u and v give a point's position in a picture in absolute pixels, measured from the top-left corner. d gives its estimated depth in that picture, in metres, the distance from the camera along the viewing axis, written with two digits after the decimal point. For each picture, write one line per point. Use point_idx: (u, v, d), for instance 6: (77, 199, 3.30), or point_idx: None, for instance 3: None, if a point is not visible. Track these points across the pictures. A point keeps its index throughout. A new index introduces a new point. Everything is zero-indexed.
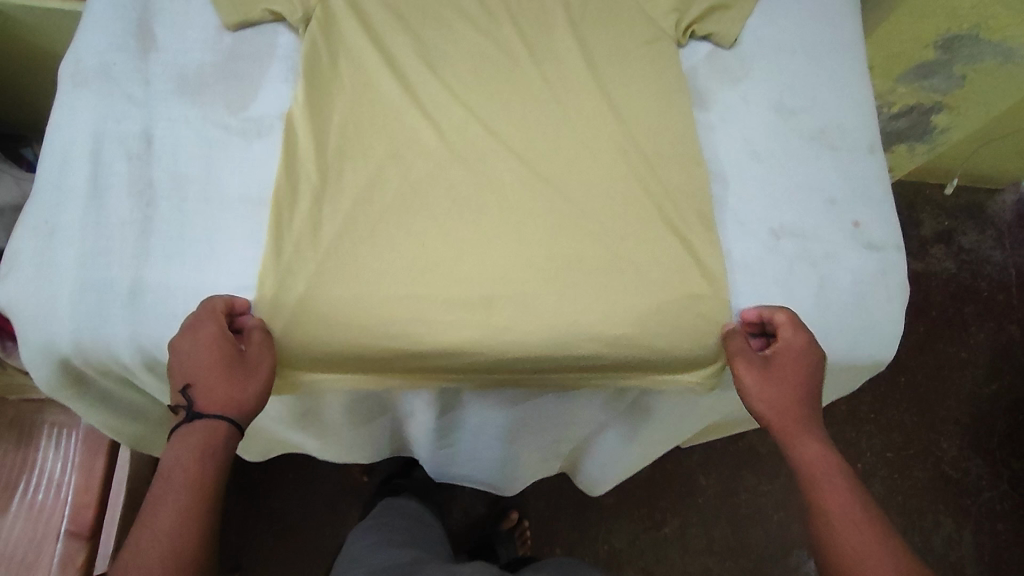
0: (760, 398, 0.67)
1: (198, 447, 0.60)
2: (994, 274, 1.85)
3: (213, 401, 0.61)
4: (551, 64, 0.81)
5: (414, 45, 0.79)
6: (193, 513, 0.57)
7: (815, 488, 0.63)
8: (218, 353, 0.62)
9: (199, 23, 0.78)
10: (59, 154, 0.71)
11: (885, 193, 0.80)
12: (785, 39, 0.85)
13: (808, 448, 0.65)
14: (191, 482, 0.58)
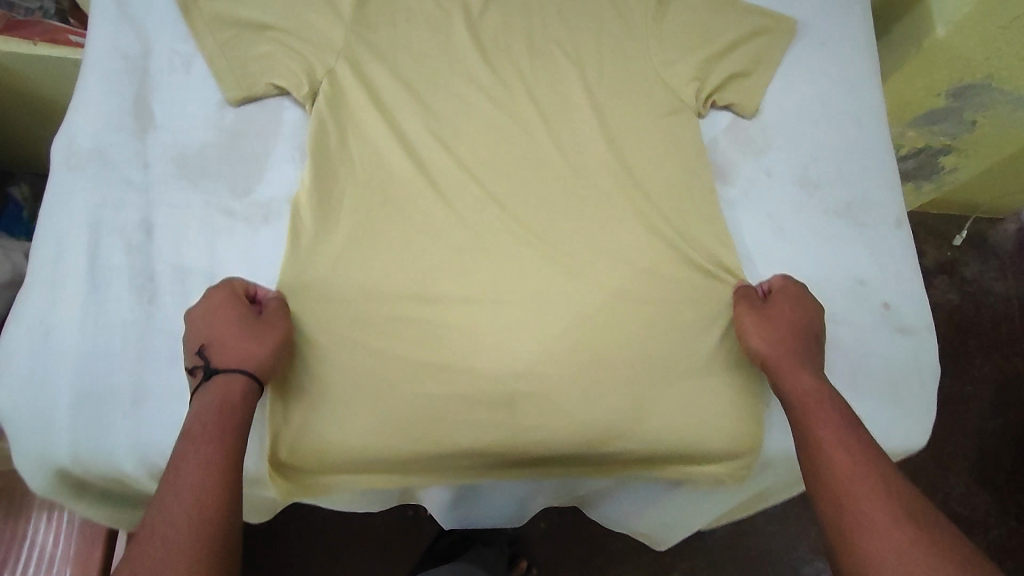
0: (757, 336, 0.70)
1: (219, 398, 0.59)
2: (998, 305, 1.75)
3: (230, 357, 0.62)
4: (569, 137, 0.79)
5: (427, 122, 0.77)
6: (223, 458, 0.56)
7: (807, 417, 0.64)
8: (235, 312, 0.64)
9: (200, 99, 0.74)
10: (52, 245, 0.67)
11: (914, 271, 0.78)
12: (808, 106, 0.83)
13: (805, 386, 0.66)
14: (218, 431, 0.57)
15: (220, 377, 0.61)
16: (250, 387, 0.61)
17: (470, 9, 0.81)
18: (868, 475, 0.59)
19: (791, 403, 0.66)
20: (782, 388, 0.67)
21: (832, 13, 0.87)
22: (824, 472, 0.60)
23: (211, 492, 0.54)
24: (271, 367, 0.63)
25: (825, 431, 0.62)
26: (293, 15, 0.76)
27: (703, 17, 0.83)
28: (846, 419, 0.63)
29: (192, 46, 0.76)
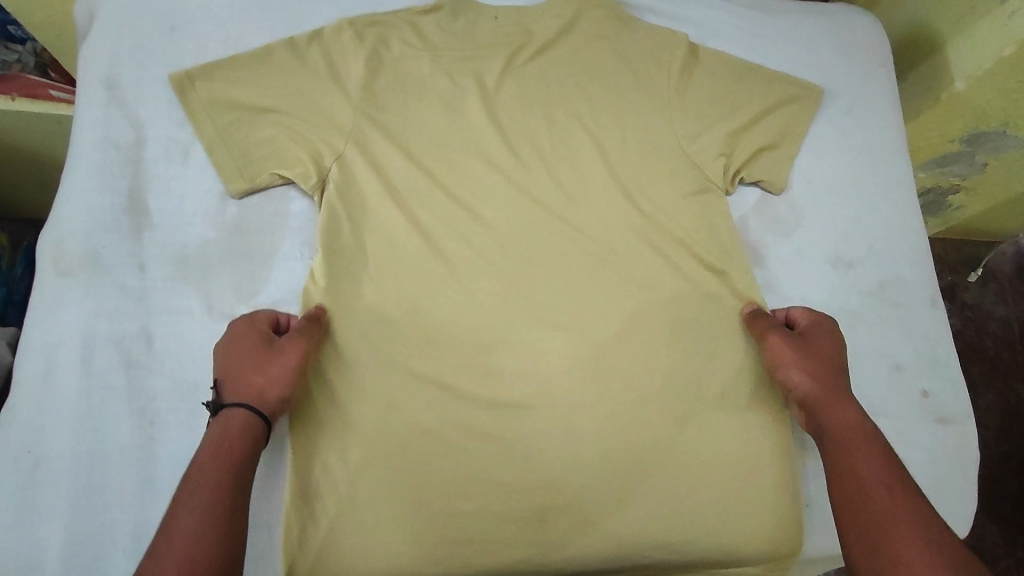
0: (796, 367, 0.67)
1: (221, 437, 0.57)
2: (1000, 331, 1.54)
3: (239, 394, 0.59)
4: (592, 219, 0.75)
5: (442, 208, 0.73)
6: (223, 504, 0.53)
7: (845, 455, 0.61)
8: (248, 344, 0.62)
9: (200, 192, 0.69)
10: (38, 362, 0.61)
11: (951, 355, 0.75)
12: (836, 179, 0.80)
13: (848, 424, 0.63)
14: (220, 472, 0.54)
15: (230, 413, 0.58)
16: (258, 425, 0.58)
17: (486, 84, 0.77)
18: (903, 510, 0.55)
19: (831, 439, 0.63)
20: (822, 423, 0.64)
21: (857, 81, 0.84)
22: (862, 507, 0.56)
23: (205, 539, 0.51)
24: (281, 402, 0.60)
25: (864, 464, 0.59)
26: (298, 97, 0.72)
27: (727, 88, 0.79)
28: (884, 456, 0.60)
29: (190, 133, 0.71)
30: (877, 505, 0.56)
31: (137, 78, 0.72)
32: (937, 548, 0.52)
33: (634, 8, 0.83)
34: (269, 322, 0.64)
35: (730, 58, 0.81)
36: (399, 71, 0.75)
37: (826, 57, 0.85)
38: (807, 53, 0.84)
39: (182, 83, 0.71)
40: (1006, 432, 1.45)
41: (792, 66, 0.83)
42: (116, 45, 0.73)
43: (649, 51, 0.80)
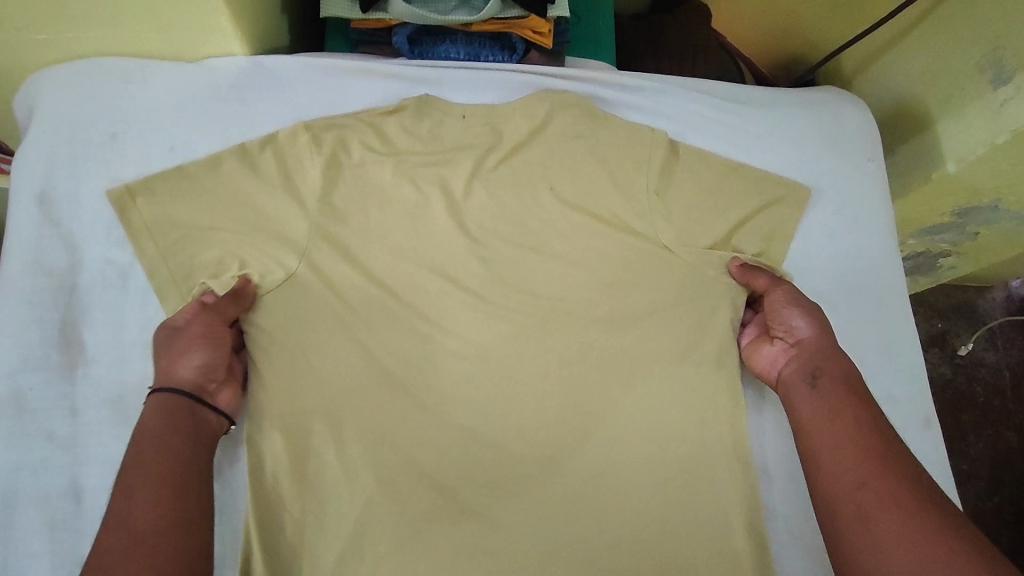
0: (801, 312, 0.67)
1: (162, 413, 0.57)
2: (990, 379, 1.43)
3: (159, 381, 0.59)
4: (564, 333, 0.70)
5: (404, 328, 0.68)
6: (153, 472, 0.53)
7: (837, 399, 0.61)
8: (163, 334, 0.61)
9: (139, 320, 0.64)
10: None
11: (948, 482, 0.71)
12: (823, 287, 0.76)
13: (841, 373, 0.63)
14: (162, 447, 0.54)
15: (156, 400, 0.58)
16: (179, 398, 0.58)
17: (452, 189, 0.72)
18: (892, 462, 0.55)
19: (829, 380, 0.63)
20: (823, 363, 0.64)
21: (848, 178, 0.80)
22: (841, 464, 0.57)
23: (154, 511, 0.51)
24: (198, 375, 0.60)
25: (855, 411, 0.60)
26: (250, 213, 0.67)
27: (708, 189, 0.75)
28: (870, 405, 0.60)
29: (130, 253, 0.66)
30: (866, 452, 0.56)
31: (74, 192, 0.67)
32: (925, 497, 0.52)
33: (612, 102, 0.79)
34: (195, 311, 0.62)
35: (711, 157, 0.77)
36: (358, 179, 0.71)
37: (815, 152, 0.80)
38: (795, 147, 0.80)
39: (122, 199, 0.66)
40: (997, 483, 1.36)
41: (777, 162, 0.79)
42: (51, 156, 0.68)
43: (627, 150, 0.75)
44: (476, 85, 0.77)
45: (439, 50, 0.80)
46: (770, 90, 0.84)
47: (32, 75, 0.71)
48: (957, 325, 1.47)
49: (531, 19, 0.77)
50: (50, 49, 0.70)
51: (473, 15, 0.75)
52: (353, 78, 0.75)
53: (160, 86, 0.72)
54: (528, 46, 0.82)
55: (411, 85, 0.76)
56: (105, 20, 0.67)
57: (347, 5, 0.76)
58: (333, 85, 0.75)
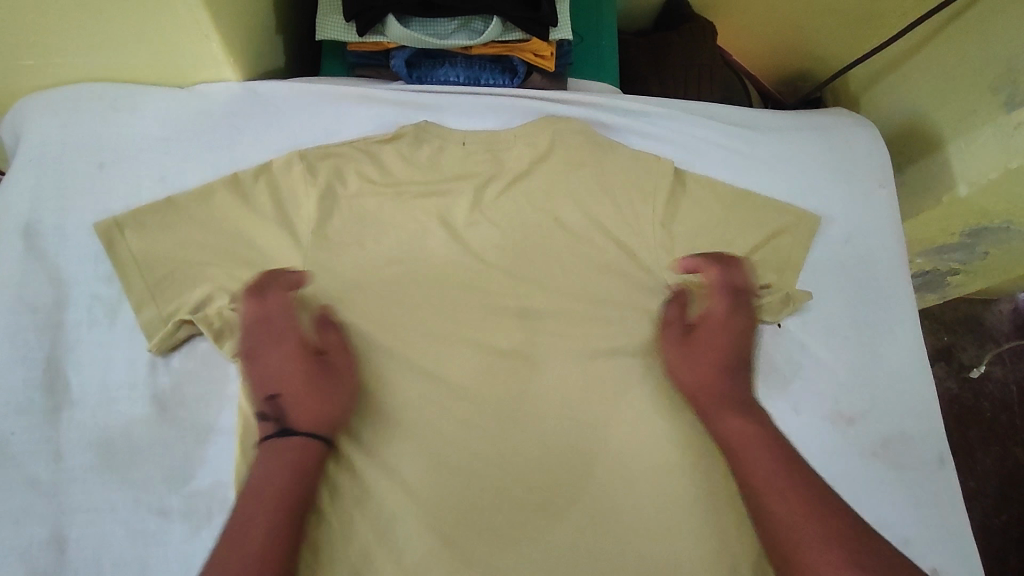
0: (680, 371, 0.67)
1: (299, 456, 0.56)
2: (998, 394, 1.40)
3: (301, 415, 0.58)
4: (565, 369, 0.68)
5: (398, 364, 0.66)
6: (286, 517, 0.53)
7: (734, 462, 0.60)
8: (309, 360, 0.61)
9: (126, 360, 0.62)
10: None
11: (965, 524, 0.68)
12: (834, 319, 0.73)
13: (734, 428, 0.61)
14: (282, 490, 0.54)
15: (284, 439, 0.57)
16: (316, 445, 0.57)
17: (450, 222, 0.71)
18: (803, 525, 0.53)
19: (724, 442, 0.62)
20: (716, 424, 0.63)
21: (859, 206, 0.77)
22: (767, 526, 0.55)
23: (274, 557, 0.50)
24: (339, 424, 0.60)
25: (757, 471, 0.58)
26: (243, 247, 0.65)
27: (714, 218, 0.73)
28: (773, 454, 0.59)
29: (118, 289, 0.64)
30: (778, 518, 0.55)
31: (60, 225, 0.65)
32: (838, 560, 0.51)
33: (613, 129, 0.77)
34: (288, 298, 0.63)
35: (717, 184, 0.75)
36: (354, 210, 0.69)
37: (824, 178, 0.78)
38: (804, 174, 0.78)
39: (110, 233, 0.64)
40: (1004, 502, 1.33)
41: (785, 190, 0.77)
42: (37, 187, 0.66)
43: (631, 178, 0.73)
44: (476, 112, 0.75)
45: (438, 73, 0.78)
46: (779, 113, 0.82)
47: (18, 101, 0.69)
48: (963, 339, 1.44)
49: (533, 42, 0.75)
50: (37, 74, 0.68)
51: (471, 40, 0.73)
52: (349, 105, 0.73)
53: (150, 114, 0.69)
54: (529, 69, 0.79)
55: (408, 112, 0.74)
56: (94, 47, 0.65)
57: (343, 28, 0.74)
58: (327, 112, 0.73)
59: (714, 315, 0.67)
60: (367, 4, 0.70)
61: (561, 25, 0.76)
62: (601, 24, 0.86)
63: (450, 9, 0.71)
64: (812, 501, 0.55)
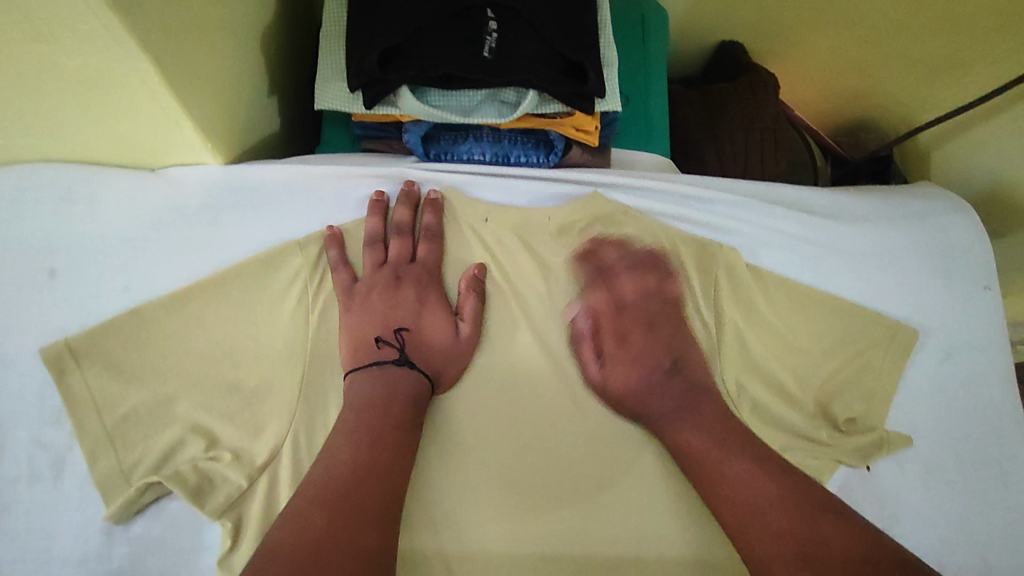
0: (610, 397, 0.57)
1: (411, 393, 0.52)
2: None
3: (419, 355, 0.55)
4: (624, 523, 0.53)
5: (415, 527, 0.52)
6: (389, 441, 0.49)
7: (690, 473, 0.53)
8: (432, 301, 0.57)
9: (74, 528, 0.50)
10: None
11: None
12: (939, 456, 0.61)
13: (682, 440, 0.53)
14: (405, 419, 0.51)
15: (397, 367, 0.54)
16: (425, 391, 0.53)
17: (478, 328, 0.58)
18: (771, 494, 0.48)
19: (675, 457, 0.54)
20: (664, 440, 0.55)
21: (961, 316, 0.64)
22: (735, 515, 0.49)
23: (388, 482, 0.48)
24: (448, 380, 0.56)
25: (720, 471, 0.51)
26: (230, 369, 0.54)
27: (792, 332, 0.61)
28: (730, 450, 0.51)
29: (68, 432, 0.52)
30: (743, 495, 0.49)
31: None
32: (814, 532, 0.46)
33: (664, 218, 0.63)
34: (430, 234, 0.59)
35: (797, 287, 0.62)
36: None
37: (925, 280, 0.65)
38: (898, 275, 0.64)
39: (60, 361, 0.52)
40: None
41: (876, 296, 0.64)
42: None
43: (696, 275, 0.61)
44: (505, 196, 0.62)
45: (459, 148, 0.65)
46: (866, 197, 0.68)
47: None
48: None
49: (576, 115, 0.63)
50: None
51: (504, 115, 0.61)
52: (353, 193, 0.61)
53: (113, 207, 0.57)
54: (568, 142, 0.67)
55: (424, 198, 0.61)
56: (41, 132, 0.54)
57: (347, 99, 0.62)
58: (327, 200, 0.60)
59: (614, 346, 0.59)
60: (376, 76, 0.57)
61: (608, 95, 0.63)
62: (648, 83, 0.74)
63: (479, 80, 0.59)
64: (758, 477, 0.50)
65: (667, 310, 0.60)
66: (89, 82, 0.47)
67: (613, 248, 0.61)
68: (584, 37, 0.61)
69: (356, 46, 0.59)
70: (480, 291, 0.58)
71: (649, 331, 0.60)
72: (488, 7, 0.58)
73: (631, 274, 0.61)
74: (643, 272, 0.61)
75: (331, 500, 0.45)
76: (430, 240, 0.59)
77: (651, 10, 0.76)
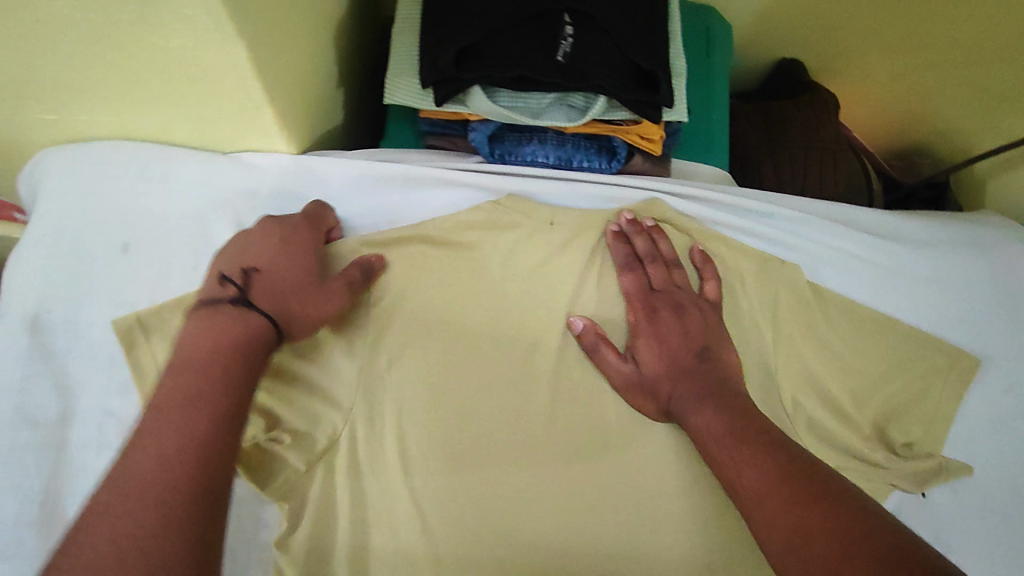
0: (634, 386, 0.55)
1: (250, 339, 0.45)
2: None
3: (267, 298, 0.48)
4: (665, 531, 0.55)
5: (468, 515, 0.54)
6: (202, 400, 0.40)
7: (713, 463, 0.50)
8: (305, 258, 0.52)
9: None
10: None
11: None
12: (998, 487, 0.60)
13: (705, 425, 0.51)
14: (225, 366, 0.43)
15: (234, 307, 0.47)
16: (265, 327, 0.47)
17: (536, 329, 0.59)
18: (790, 483, 0.44)
19: (699, 446, 0.51)
20: (689, 427, 0.52)
21: None
22: (753, 507, 0.45)
23: (205, 451, 0.38)
24: (302, 316, 0.50)
25: (743, 459, 0.48)
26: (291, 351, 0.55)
27: (847, 352, 0.61)
28: (756, 440, 0.48)
29: (135, 403, 0.53)
30: (761, 484, 0.45)
31: (71, 317, 0.55)
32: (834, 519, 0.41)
33: (715, 224, 0.63)
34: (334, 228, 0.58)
35: (854, 308, 0.62)
36: (423, 311, 0.58)
37: (988, 308, 0.64)
38: (960, 303, 0.63)
39: (132, 335, 0.54)
40: None
41: (938, 320, 0.63)
42: (50, 273, 0.56)
43: (758, 290, 0.61)
44: (569, 199, 0.62)
45: (524, 150, 0.66)
46: (932, 221, 0.67)
47: (38, 156, 0.61)
48: None
49: (642, 124, 0.63)
50: (61, 129, 0.59)
51: (572, 119, 0.62)
52: (418, 188, 0.61)
53: (187, 187, 0.59)
54: (631, 149, 0.67)
55: (488, 198, 0.61)
56: (126, 107, 0.55)
57: (418, 94, 0.63)
58: (393, 194, 0.61)
59: (643, 322, 0.57)
60: (451, 75, 0.58)
61: (676, 105, 0.64)
62: (710, 97, 0.74)
63: (551, 84, 0.59)
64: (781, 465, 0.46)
65: (696, 299, 0.58)
66: (182, 65, 0.49)
67: (643, 240, 0.60)
68: (656, 47, 0.61)
69: (432, 44, 0.60)
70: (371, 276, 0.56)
71: (678, 315, 0.56)
72: (565, 11, 0.59)
73: (660, 263, 0.59)
74: (670, 257, 0.59)
75: (123, 501, 0.35)
76: (321, 211, 0.57)
77: (715, 25, 0.77)
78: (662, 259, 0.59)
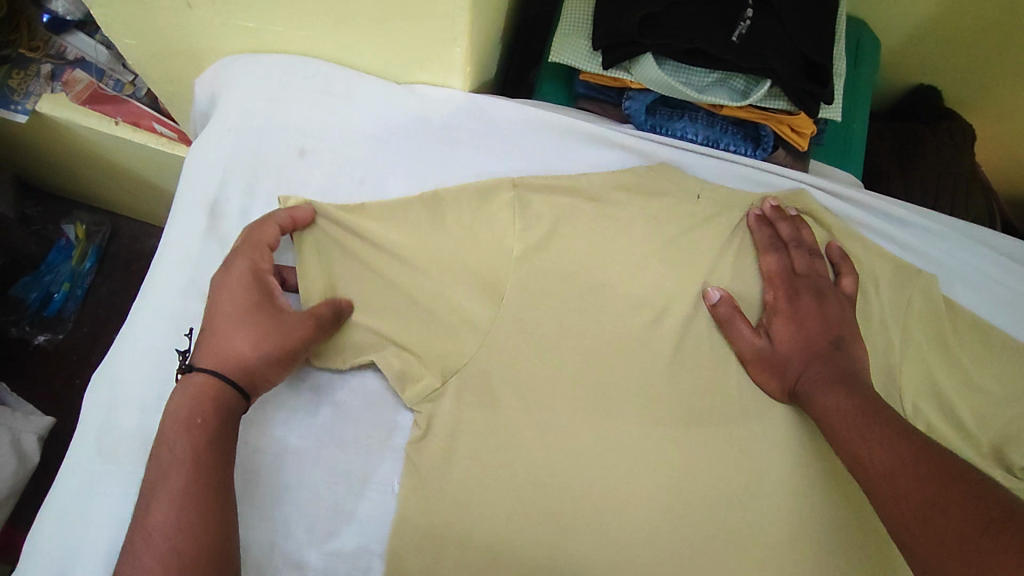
0: (763, 361, 0.57)
1: (195, 403, 0.48)
2: None
3: (211, 353, 0.50)
4: (773, 500, 0.56)
5: (582, 450, 0.56)
6: (182, 500, 0.44)
7: (839, 442, 0.51)
8: (243, 303, 0.52)
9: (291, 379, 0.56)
10: (55, 561, 0.51)
11: None
12: None
13: (834, 407, 0.52)
14: (192, 461, 0.46)
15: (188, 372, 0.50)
16: (222, 388, 0.49)
17: (668, 291, 0.60)
18: (921, 467, 0.44)
19: (825, 427, 0.52)
20: (816, 406, 0.54)
21: None
22: (884, 483, 0.46)
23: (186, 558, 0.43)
24: (255, 368, 0.50)
25: (875, 440, 0.48)
26: (438, 272, 0.58)
27: (973, 369, 0.61)
28: (888, 425, 0.49)
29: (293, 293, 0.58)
30: (894, 463, 0.46)
31: (244, 209, 0.60)
32: (969, 503, 0.40)
33: (856, 225, 0.64)
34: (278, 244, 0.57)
35: (982, 325, 0.62)
36: (563, 255, 0.60)
37: None
38: None
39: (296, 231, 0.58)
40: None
41: None
42: (231, 166, 0.61)
43: (889, 292, 0.62)
44: (717, 176, 0.65)
45: (674, 126, 0.68)
46: None
47: (231, 61, 0.66)
48: None
49: (797, 116, 0.64)
50: (253, 38, 0.63)
51: (734, 100, 0.63)
52: (576, 144, 0.64)
53: (365, 109, 0.63)
54: (777, 142, 0.69)
55: (640, 163, 0.64)
56: (324, 26, 0.59)
57: (586, 56, 0.65)
58: (549, 146, 0.64)
59: (782, 302, 0.59)
60: (631, 39, 0.61)
61: (834, 103, 0.65)
62: (855, 107, 0.75)
63: (723, 62, 0.61)
64: (913, 448, 0.46)
65: (835, 290, 0.60)
66: None
67: (788, 225, 0.62)
68: (829, 45, 0.62)
69: (613, 10, 0.63)
70: (336, 314, 0.55)
71: (818, 301, 0.58)
72: None
73: (805, 250, 0.61)
74: (813, 247, 0.61)
75: None
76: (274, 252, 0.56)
77: (866, 40, 0.78)
78: (807, 246, 0.61)
